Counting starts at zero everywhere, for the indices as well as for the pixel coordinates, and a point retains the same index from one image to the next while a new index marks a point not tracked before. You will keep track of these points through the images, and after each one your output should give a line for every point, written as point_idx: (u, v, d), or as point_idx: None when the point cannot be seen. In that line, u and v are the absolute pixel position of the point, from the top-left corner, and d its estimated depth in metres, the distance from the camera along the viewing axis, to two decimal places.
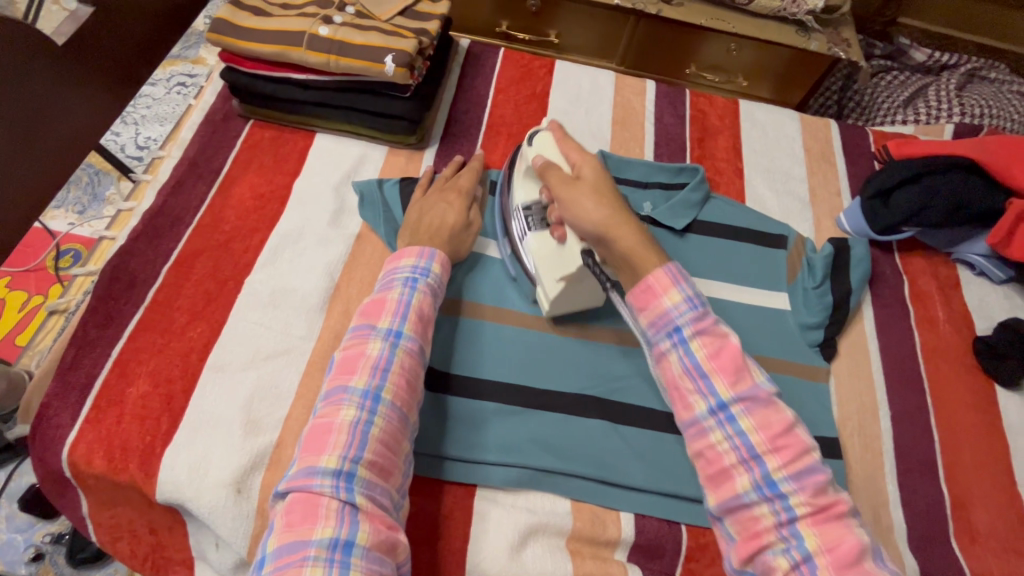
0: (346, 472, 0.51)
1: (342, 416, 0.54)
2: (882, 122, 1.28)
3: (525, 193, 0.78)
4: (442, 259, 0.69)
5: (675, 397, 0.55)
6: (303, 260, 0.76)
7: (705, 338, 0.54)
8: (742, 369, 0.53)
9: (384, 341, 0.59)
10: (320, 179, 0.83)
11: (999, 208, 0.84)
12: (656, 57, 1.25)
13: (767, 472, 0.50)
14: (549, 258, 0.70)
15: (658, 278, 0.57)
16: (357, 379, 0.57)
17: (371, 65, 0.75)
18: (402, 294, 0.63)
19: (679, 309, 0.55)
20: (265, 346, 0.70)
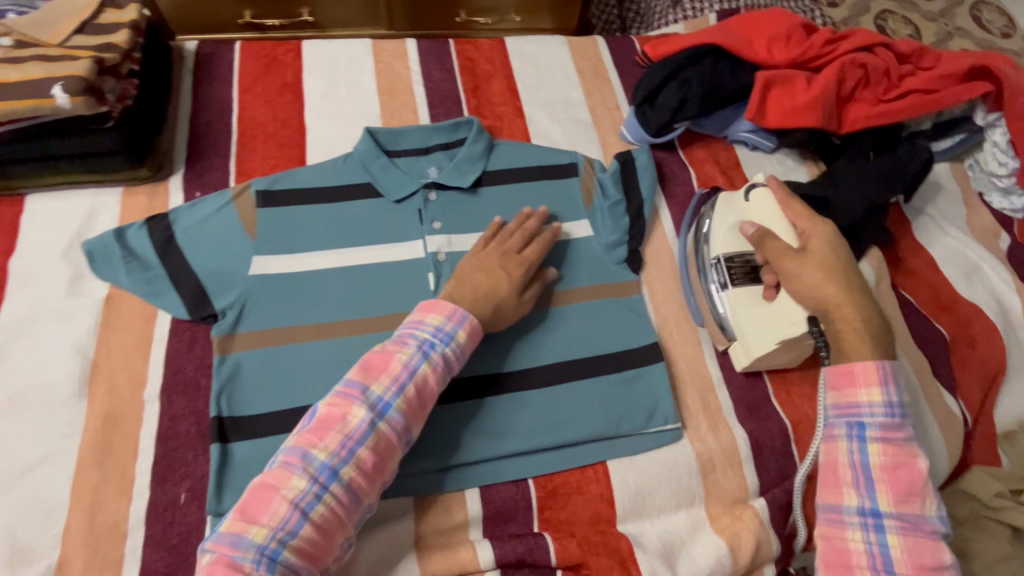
0: (272, 553, 0.49)
1: (291, 485, 0.51)
2: (657, 26, 1.32)
3: (726, 243, 0.76)
4: (472, 325, 0.63)
5: (827, 479, 0.61)
6: (43, 347, 0.65)
7: (888, 447, 0.59)
8: (917, 496, 0.58)
9: (369, 411, 0.55)
10: (42, 247, 0.70)
11: (748, 84, 0.88)
12: (424, 11, 1.18)
13: (887, 542, 0.56)
14: (760, 318, 0.71)
15: (863, 369, 0.61)
16: (323, 446, 0.53)
17: (35, 101, 0.62)
18: (410, 358, 0.58)
19: (874, 407, 0.59)
20: (18, 461, 0.59)
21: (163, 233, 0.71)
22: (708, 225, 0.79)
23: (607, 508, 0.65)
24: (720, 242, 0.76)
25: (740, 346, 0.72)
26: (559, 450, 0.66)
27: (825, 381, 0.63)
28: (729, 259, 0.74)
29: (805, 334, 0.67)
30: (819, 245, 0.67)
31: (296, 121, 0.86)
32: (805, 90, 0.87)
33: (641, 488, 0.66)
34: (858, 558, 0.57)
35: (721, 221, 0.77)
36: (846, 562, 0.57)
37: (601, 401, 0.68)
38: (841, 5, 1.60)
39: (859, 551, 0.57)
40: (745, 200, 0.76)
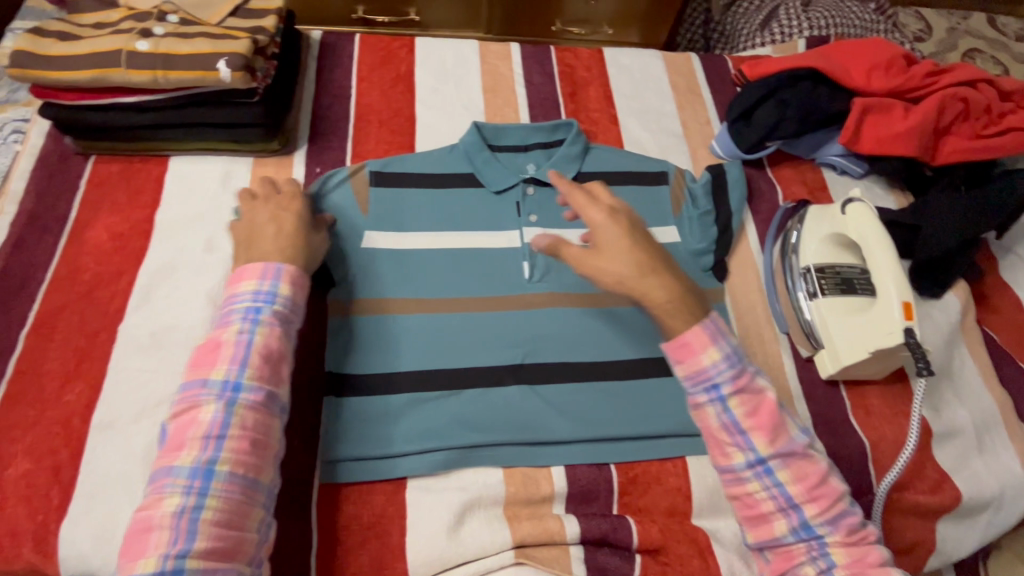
0: (173, 565, 0.46)
1: (163, 507, 0.49)
2: (744, 48, 1.35)
3: (817, 253, 0.78)
4: (292, 275, 0.60)
5: (712, 446, 0.57)
6: (180, 293, 0.71)
7: (744, 396, 0.55)
8: (782, 426, 0.56)
9: (218, 401, 0.52)
10: (183, 204, 0.78)
11: (844, 109, 0.90)
12: (522, 19, 1.24)
13: (803, 519, 0.55)
14: (855, 326, 0.73)
15: (694, 334, 0.55)
16: (185, 455, 0.51)
17: (203, 73, 0.70)
18: (240, 331, 0.56)
19: (718, 368, 0.54)
20: (156, 392, 0.65)
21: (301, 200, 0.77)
22: (796, 235, 0.81)
23: (684, 501, 0.67)
24: (811, 253, 0.78)
25: (826, 354, 0.74)
26: (643, 440, 0.68)
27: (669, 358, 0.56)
28: (821, 270, 0.77)
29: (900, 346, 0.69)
30: (611, 227, 0.58)
31: (407, 110, 0.92)
32: (902, 119, 0.88)
33: (719, 486, 0.68)
34: (772, 517, 0.56)
35: (814, 231, 0.80)
36: (762, 519, 0.56)
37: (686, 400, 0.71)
38: (927, 41, 1.59)
39: (779, 523, 0.55)
40: (841, 212, 0.78)
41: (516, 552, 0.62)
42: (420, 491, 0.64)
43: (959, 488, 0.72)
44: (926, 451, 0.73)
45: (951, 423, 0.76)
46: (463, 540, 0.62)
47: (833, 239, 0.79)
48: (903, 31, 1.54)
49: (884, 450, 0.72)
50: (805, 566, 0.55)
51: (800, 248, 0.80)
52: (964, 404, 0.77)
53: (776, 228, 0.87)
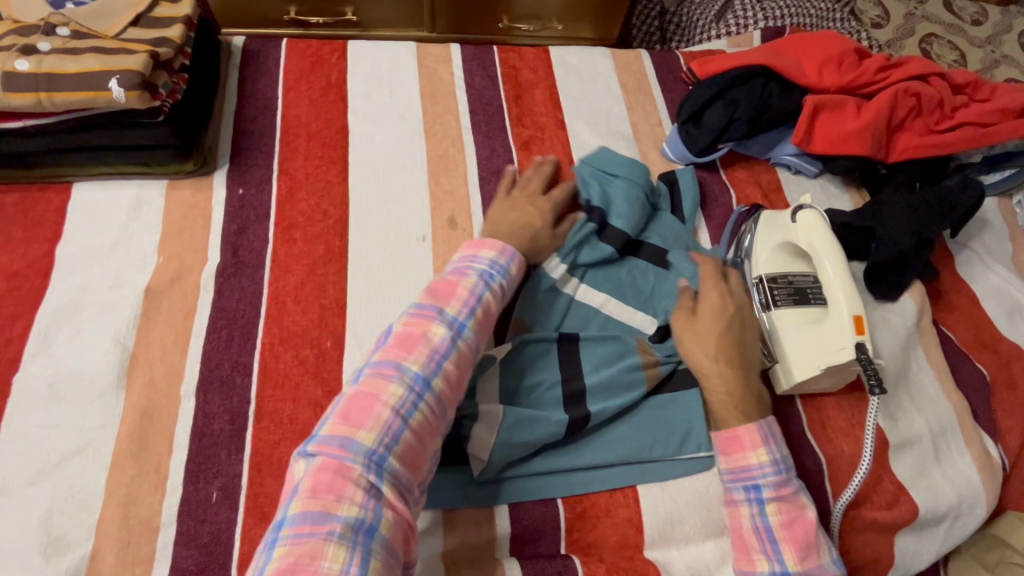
0: (377, 458, 0.50)
1: (389, 392, 0.52)
2: (700, 40, 1.30)
3: (769, 262, 0.75)
4: (519, 264, 0.68)
5: (738, 546, 0.61)
6: (85, 336, 0.65)
7: (783, 505, 0.60)
8: (813, 547, 0.59)
9: (448, 329, 0.58)
10: (88, 237, 0.71)
11: (796, 108, 0.87)
12: (467, 16, 1.18)
13: None
14: (806, 338, 0.69)
15: (747, 431, 0.61)
16: (412, 359, 0.55)
17: (93, 92, 0.63)
18: (474, 285, 0.62)
19: (764, 469, 0.60)
20: (56, 449, 0.60)
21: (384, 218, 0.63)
22: (749, 240, 0.78)
23: (635, 533, 0.64)
24: (763, 261, 0.75)
25: (779, 368, 0.71)
26: (589, 470, 0.65)
27: (717, 447, 0.63)
28: (773, 280, 0.73)
29: (851, 360, 0.66)
30: (713, 306, 0.67)
31: (339, 122, 0.86)
32: (854, 118, 0.85)
33: (670, 515, 0.65)
34: None
35: (766, 238, 0.76)
36: None
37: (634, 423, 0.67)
38: (885, 27, 1.57)
39: None
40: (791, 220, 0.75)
41: None
42: None
43: (916, 500, 0.70)
44: (882, 463, 0.71)
45: (908, 432, 0.74)
46: None
47: (784, 247, 0.75)
48: (860, 18, 1.51)
49: (840, 466, 0.70)
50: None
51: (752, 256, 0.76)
52: (920, 411, 0.76)
53: (730, 234, 0.83)
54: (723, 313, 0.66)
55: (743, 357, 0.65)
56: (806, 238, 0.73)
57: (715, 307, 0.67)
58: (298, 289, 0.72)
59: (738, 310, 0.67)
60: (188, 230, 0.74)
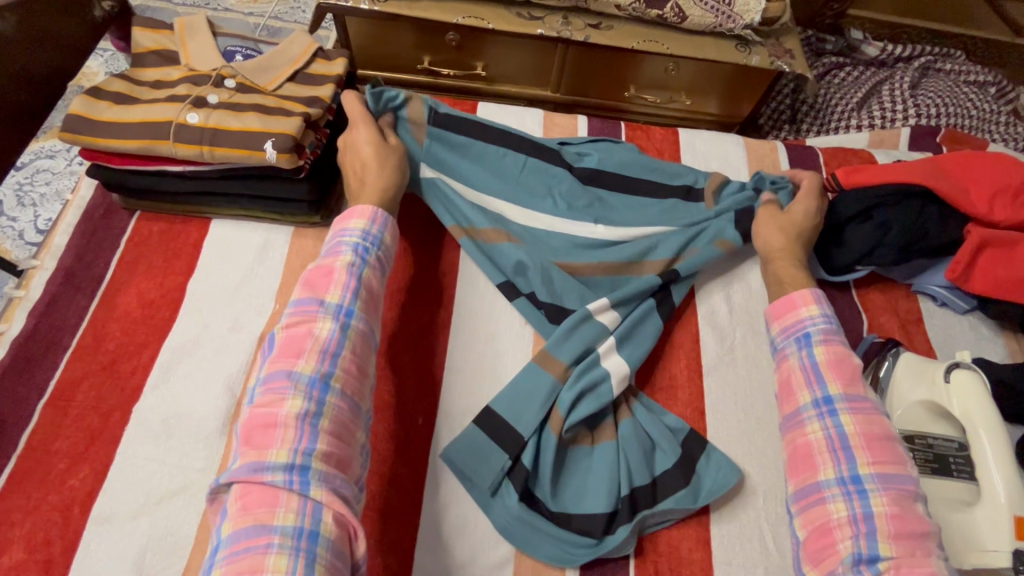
0: (299, 464, 0.49)
1: (286, 408, 0.51)
2: (836, 128, 1.22)
3: (906, 418, 0.67)
4: (392, 228, 0.68)
5: (783, 392, 0.64)
6: (200, 375, 0.68)
7: (831, 347, 0.64)
8: (858, 380, 0.62)
9: (334, 320, 0.57)
10: (218, 274, 0.75)
11: (954, 240, 0.78)
12: (593, 81, 1.17)
13: (854, 467, 0.56)
14: (942, 521, 0.60)
15: (800, 294, 0.68)
16: (302, 365, 0.54)
17: (249, 152, 0.66)
18: (352, 263, 0.62)
19: (815, 319, 0.66)
20: (160, 485, 0.62)
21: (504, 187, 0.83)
22: (886, 370, 0.70)
23: None
24: (897, 416, 0.67)
25: None
26: (612, 536, 0.62)
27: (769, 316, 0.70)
28: (908, 439, 0.65)
29: (1004, 568, 0.56)
30: (800, 211, 0.79)
31: None
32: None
33: None
34: (820, 456, 0.58)
35: (903, 389, 0.68)
36: (811, 461, 0.59)
37: (666, 477, 0.66)
38: None
39: (816, 432, 0.59)
40: (942, 376, 0.66)
41: None
42: None
43: None
44: None
45: None
46: None
47: (927, 404, 0.67)
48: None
49: None
50: (827, 470, 0.57)
51: (884, 405, 0.69)
52: None
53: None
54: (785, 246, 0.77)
55: (805, 260, 0.77)
56: (961, 403, 0.64)
57: (801, 211, 0.79)
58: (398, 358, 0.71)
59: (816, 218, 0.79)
60: None
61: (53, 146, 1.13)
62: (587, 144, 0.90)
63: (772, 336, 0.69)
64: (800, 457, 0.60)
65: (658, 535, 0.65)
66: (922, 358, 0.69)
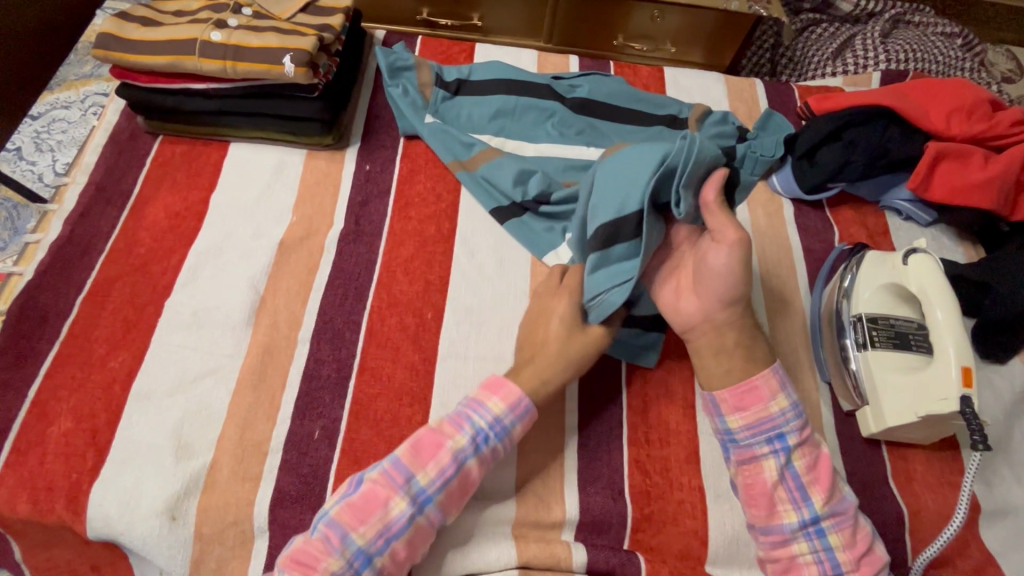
0: (365, 556, 0.54)
1: (393, 501, 0.56)
2: (812, 76, 1.30)
3: (872, 302, 0.73)
4: (529, 421, 0.63)
5: (761, 503, 0.61)
6: (225, 275, 0.74)
7: (805, 450, 0.61)
8: (837, 487, 0.61)
9: (470, 443, 0.59)
10: (237, 190, 0.80)
11: (916, 154, 0.85)
12: (584, 32, 1.24)
13: (835, 560, 0.58)
14: (904, 386, 0.68)
15: (765, 381, 0.62)
16: (425, 472, 0.58)
17: (268, 66, 0.72)
18: (500, 416, 0.61)
19: (785, 416, 0.61)
20: (192, 368, 0.68)
21: (500, 120, 0.88)
22: (851, 279, 0.76)
23: (699, 545, 0.65)
24: (864, 302, 0.74)
25: (869, 410, 0.70)
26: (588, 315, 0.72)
27: (730, 402, 0.63)
28: (873, 321, 0.72)
29: (953, 413, 0.63)
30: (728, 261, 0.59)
31: None
32: (979, 170, 0.82)
33: (737, 535, 0.65)
34: (796, 539, 0.60)
35: (869, 278, 0.75)
36: (786, 546, 0.60)
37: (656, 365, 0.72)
38: (1018, 82, 1.45)
39: (803, 546, 0.59)
40: (901, 262, 0.73)
41: (519, 571, 0.62)
42: None
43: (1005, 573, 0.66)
44: (970, 528, 0.68)
45: (1002, 501, 0.70)
46: (467, 555, 0.62)
47: (890, 290, 0.74)
48: (991, 71, 1.43)
49: (922, 522, 0.67)
50: (769, 461, 0.61)
51: (852, 294, 0.75)
52: (1020, 483, 0.71)
53: (829, 271, 0.82)
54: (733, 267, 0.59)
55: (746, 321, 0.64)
56: (918, 283, 0.71)
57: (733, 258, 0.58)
58: (407, 261, 0.77)
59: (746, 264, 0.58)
60: (320, 195, 0.82)
61: (68, 97, 1.18)
62: (578, 78, 0.95)
63: (734, 428, 0.63)
64: (759, 494, 0.61)
65: (649, 410, 0.71)
66: (883, 253, 0.76)
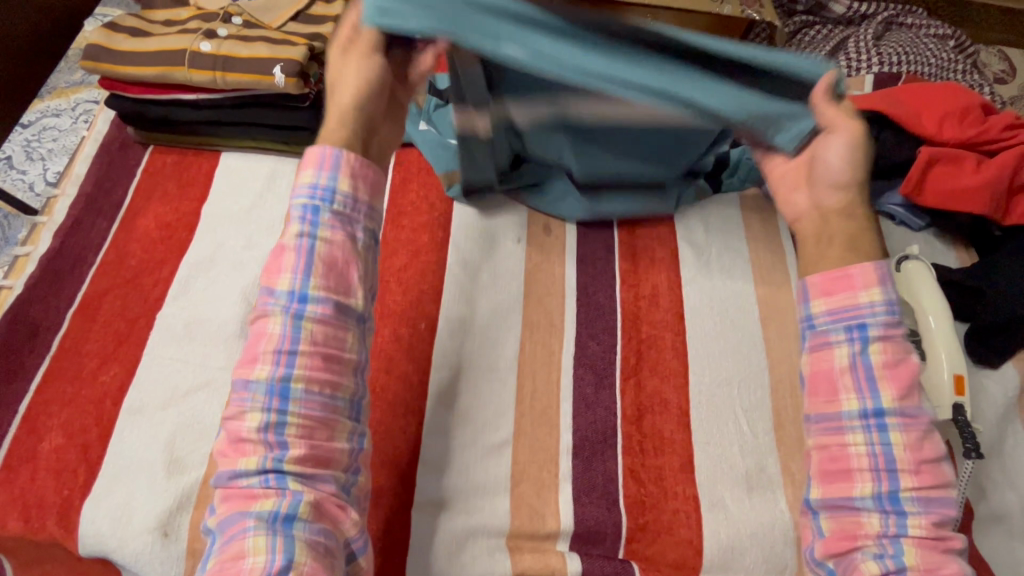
0: (271, 469, 0.50)
1: (249, 421, 0.51)
2: None
3: None
4: (351, 167, 0.54)
5: (823, 387, 0.56)
6: (217, 286, 0.73)
7: (888, 344, 0.54)
8: (914, 391, 0.54)
9: (285, 314, 0.52)
10: (227, 200, 0.80)
11: (908, 159, 0.85)
12: None
13: (895, 489, 0.52)
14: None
15: (862, 271, 0.55)
16: (258, 372, 0.51)
17: (258, 77, 0.72)
18: (302, 235, 0.53)
19: (874, 307, 0.54)
20: (183, 381, 0.67)
21: None
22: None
23: (694, 555, 0.65)
24: None
25: None
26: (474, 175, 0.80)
27: (816, 286, 0.57)
28: None
29: (946, 421, 0.64)
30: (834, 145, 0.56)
31: None
32: (972, 174, 0.82)
33: (732, 545, 0.65)
34: (857, 453, 0.54)
35: None
36: (842, 463, 0.54)
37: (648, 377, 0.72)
38: (1010, 83, 1.46)
39: (861, 458, 0.53)
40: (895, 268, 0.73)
41: None
42: (423, 515, 0.64)
43: None
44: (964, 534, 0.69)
45: (996, 507, 0.70)
46: (462, 566, 0.62)
47: None
48: (984, 71, 1.43)
49: None
50: (852, 403, 0.54)
51: None
52: (1014, 488, 0.71)
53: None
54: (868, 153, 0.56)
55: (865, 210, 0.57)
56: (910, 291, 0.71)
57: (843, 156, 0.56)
58: (400, 271, 0.77)
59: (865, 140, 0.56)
60: None
61: (58, 104, 1.17)
62: None
63: (815, 313, 0.57)
64: (822, 378, 0.56)
65: (643, 419, 0.71)
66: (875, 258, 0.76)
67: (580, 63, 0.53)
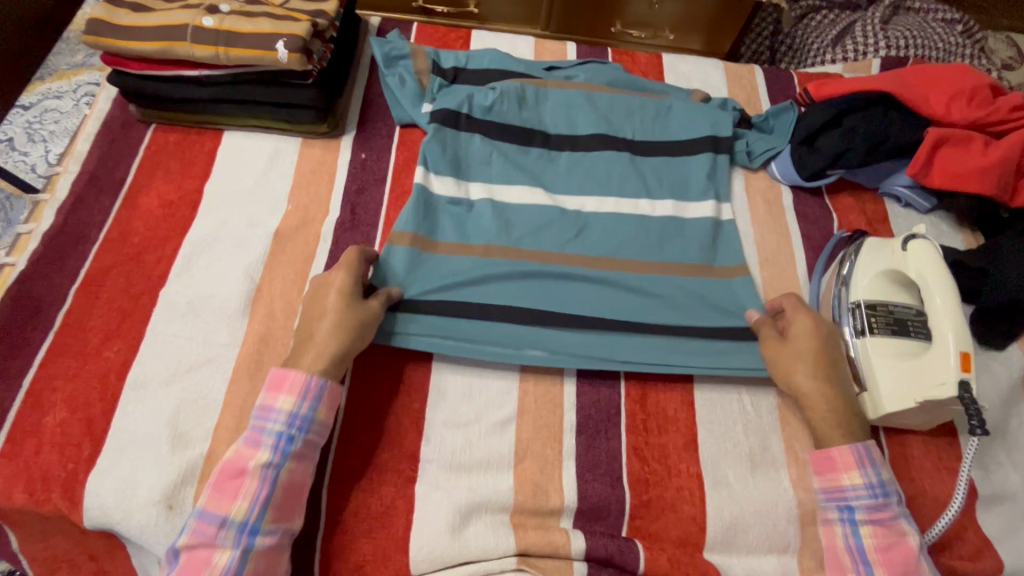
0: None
1: (217, 557, 0.54)
2: (812, 64, 1.29)
3: (869, 290, 0.73)
4: (330, 394, 0.62)
5: (832, 567, 0.62)
6: (220, 265, 0.73)
7: (878, 529, 0.61)
8: (912, 571, 0.59)
9: (271, 454, 0.58)
10: (230, 179, 0.79)
11: (916, 140, 0.84)
12: (581, 19, 1.22)
13: None
14: (901, 370, 0.68)
15: (840, 454, 0.63)
16: (236, 509, 0.55)
17: (261, 52, 0.71)
18: (285, 431, 0.59)
19: (857, 491, 0.61)
20: (187, 357, 0.67)
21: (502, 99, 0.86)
22: (849, 267, 0.76)
23: (697, 532, 0.65)
24: (861, 289, 0.73)
25: (868, 397, 0.69)
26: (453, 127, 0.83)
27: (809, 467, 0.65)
28: (872, 307, 0.72)
29: (951, 399, 0.64)
30: (803, 333, 0.68)
31: None
32: (980, 156, 0.81)
33: (736, 522, 0.65)
34: None
35: (868, 266, 0.74)
36: None
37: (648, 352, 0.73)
38: (1018, 70, 1.44)
39: None
40: (899, 248, 0.73)
41: (518, 558, 0.62)
42: (425, 490, 0.64)
43: (1002, 557, 0.67)
44: (967, 513, 0.69)
45: (1000, 486, 0.70)
46: (465, 541, 0.62)
47: (888, 275, 0.74)
48: (992, 58, 1.42)
49: (920, 506, 0.67)
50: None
51: (851, 282, 0.75)
52: (1018, 468, 0.71)
53: (827, 258, 0.82)
54: (817, 339, 0.68)
55: (834, 382, 0.66)
56: (917, 269, 0.71)
57: (803, 333, 0.69)
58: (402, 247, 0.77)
59: (822, 334, 0.68)
60: (315, 184, 0.81)
61: (60, 86, 1.16)
62: (575, 66, 0.95)
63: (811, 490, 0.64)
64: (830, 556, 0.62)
65: (647, 398, 0.71)
66: (880, 240, 0.76)
67: (533, 286, 0.74)
